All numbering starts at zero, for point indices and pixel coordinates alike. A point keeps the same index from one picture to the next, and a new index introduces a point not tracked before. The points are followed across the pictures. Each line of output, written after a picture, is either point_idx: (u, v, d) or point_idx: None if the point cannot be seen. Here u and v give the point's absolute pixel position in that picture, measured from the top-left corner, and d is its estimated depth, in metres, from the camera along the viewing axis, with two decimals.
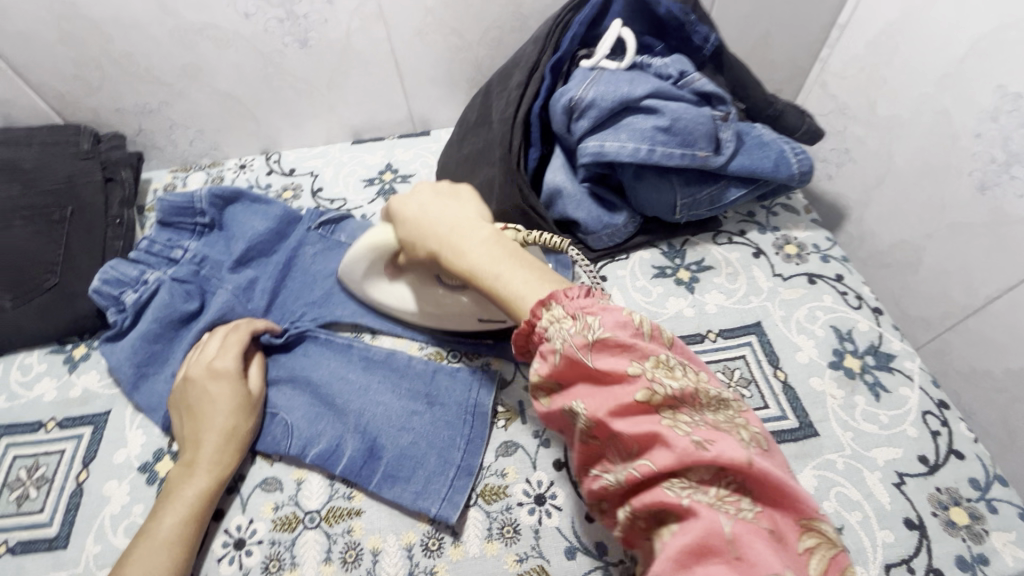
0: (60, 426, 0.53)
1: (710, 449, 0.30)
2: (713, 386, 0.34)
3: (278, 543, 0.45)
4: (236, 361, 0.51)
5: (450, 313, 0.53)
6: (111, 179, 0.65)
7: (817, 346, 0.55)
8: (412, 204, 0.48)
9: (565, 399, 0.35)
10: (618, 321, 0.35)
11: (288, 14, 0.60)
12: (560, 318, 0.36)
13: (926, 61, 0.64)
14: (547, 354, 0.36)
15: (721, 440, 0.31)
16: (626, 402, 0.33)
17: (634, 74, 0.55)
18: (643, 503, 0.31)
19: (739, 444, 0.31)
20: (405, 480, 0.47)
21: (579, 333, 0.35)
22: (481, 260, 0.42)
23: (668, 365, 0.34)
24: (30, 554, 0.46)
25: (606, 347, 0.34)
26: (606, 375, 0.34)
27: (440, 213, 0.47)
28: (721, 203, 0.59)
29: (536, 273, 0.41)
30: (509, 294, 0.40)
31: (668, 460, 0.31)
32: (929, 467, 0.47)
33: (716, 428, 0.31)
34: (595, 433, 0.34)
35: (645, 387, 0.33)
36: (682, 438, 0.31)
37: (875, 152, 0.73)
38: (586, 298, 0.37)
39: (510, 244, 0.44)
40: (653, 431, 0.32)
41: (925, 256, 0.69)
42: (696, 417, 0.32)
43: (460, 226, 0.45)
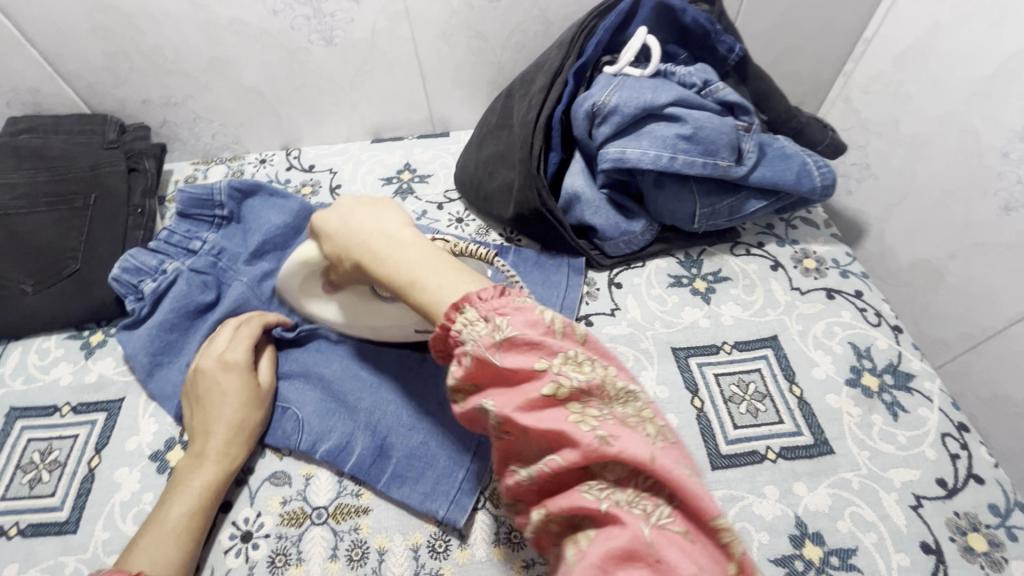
0: (74, 411, 0.53)
1: (615, 444, 0.29)
2: (621, 378, 0.32)
3: (284, 538, 0.45)
4: (247, 353, 0.51)
5: (384, 323, 0.51)
6: (134, 168, 0.65)
7: (834, 362, 0.54)
8: (334, 215, 0.44)
9: (477, 399, 0.34)
10: (529, 317, 0.33)
11: (315, 12, 0.61)
12: (473, 319, 0.34)
13: (952, 79, 0.63)
14: (460, 354, 0.34)
15: (627, 435, 0.30)
16: (535, 398, 0.32)
17: (658, 81, 0.55)
18: (561, 505, 0.31)
19: (644, 439, 0.30)
20: (414, 481, 0.47)
21: (488, 333, 0.33)
22: (401, 266, 0.39)
23: (577, 359, 0.32)
24: (40, 537, 0.46)
25: (514, 345, 0.32)
26: (516, 374, 0.32)
27: (361, 223, 0.43)
28: (741, 213, 0.59)
29: (458, 274, 0.38)
30: (426, 300, 0.37)
31: (576, 458, 0.30)
32: (947, 491, 0.46)
33: (624, 423, 0.30)
34: (506, 432, 0.33)
35: (552, 382, 0.31)
36: (588, 435, 0.30)
37: (897, 169, 0.72)
38: (498, 296, 0.35)
39: (433, 247, 0.40)
40: (560, 429, 0.30)
41: (946, 275, 0.68)
42: (604, 411, 0.31)
43: (380, 233, 0.42)
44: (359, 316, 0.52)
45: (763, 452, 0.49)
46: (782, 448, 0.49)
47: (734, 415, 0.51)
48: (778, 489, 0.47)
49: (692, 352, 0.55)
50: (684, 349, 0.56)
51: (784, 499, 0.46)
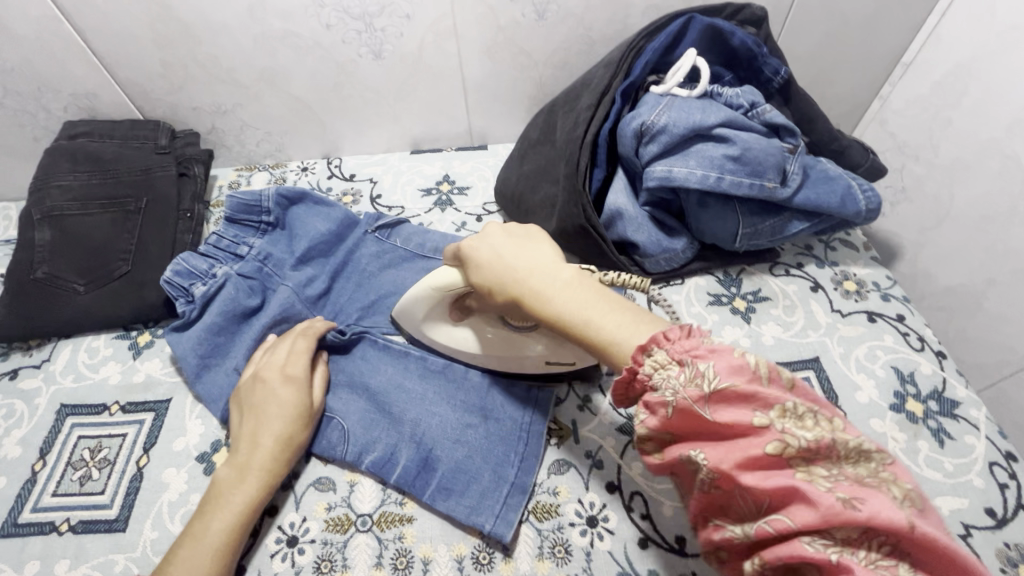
0: (123, 410, 0.54)
1: (862, 508, 0.26)
2: (852, 434, 0.29)
3: (330, 544, 0.46)
4: (307, 366, 0.52)
5: (508, 352, 0.52)
6: (184, 173, 0.67)
7: (877, 386, 0.54)
8: (484, 246, 0.44)
9: (681, 449, 0.33)
10: (732, 362, 0.31)
11: (367, 27, 0.62)
12: (665, 364, 0.33)
13: (994, 106, 0.64)
14: (656, 405, 0.33)
15: (871, 497, 0.27)
16: (757, 457, 0.30)
17: (706, 103, 0.55)
18: (777, 557, 0.29)
19: (894, 502, 0.27)
20: (459, 494, 0.47)
21: (692, 384, 0.32)
22: (570, 304, 0.39)
23: (797, 413, 0.30)
24: (91, 534, 0.47)
25: (725, 398, 0.31)
26: (729, 428, 0.31)
27: (515, 256, 0.42)
28: (782, 234, 0.59)
29: (633, 316, 0.38)
30: (606, 341, 0.37)
31: (811, 520, 0.27)
32: (996, 521, 0.46)
33: (863, 484, 0.28)
34: (718, 486, 0.31)
35: (775, 440, 0.29)
36: (827, 496, 0.27)
37: (935, 193, 0.72)
38: (687, 338, 0.33)
39: (596, 285, 0.40)
40: (790, 486, 0.28)
41: (985, 301, 0.68)
42: (834, 471, 0.28)
43: (542, 270, 0.41)
44: (484, 342, 0.53)
45: None
46: None
47: None
48: None
49: None
50: None
51: None
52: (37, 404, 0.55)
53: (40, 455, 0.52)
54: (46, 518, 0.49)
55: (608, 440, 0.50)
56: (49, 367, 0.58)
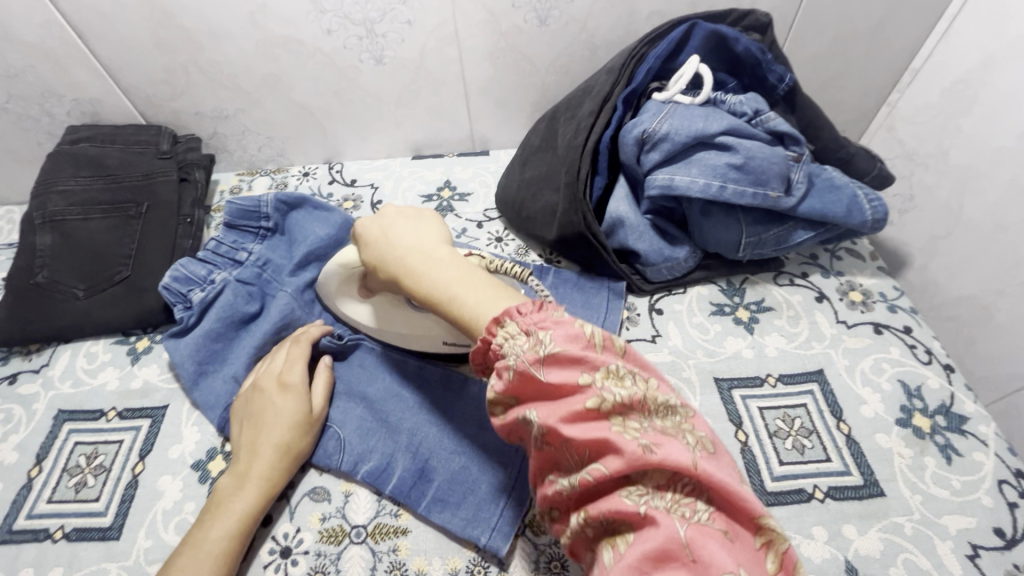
0: (120, 416, 0.54)
1: (658, 452, 0.31)
2: (658, 392, 0.34)
3: (323, 555, 0.45)
4: (303, 375, 0.52)
5: (414, 332, 0.54)
6: (185, 179, 0.66)
7: (883, 401, 0.53)
8: (375, 224, 0.48)
9: (519, 410, 0.35)
10: (570, 332, 0.35)
11: (368, 33, 0.62)
12: (516, 335, 0.36)
13: (1006, 114, 0.62)
14: (500, 370, 0.36)
15: (667, 443, 0.31)
16: (578, 412, 0.33)
17: (708, 110, 0.55)
18: (600, 510, 0.32)
19: (686, 447, 0.31)
20: (455, 506, 0.46)
21: (532, 350, 0.34)
22: (438, 283, 0.42)
23: (618, 373, 0.34)
24: (85, 541, 0.47)
25: (560, 361, 0.34)
26: (559, 388, 0.34)
27: (400, 237, 0.46)
28: (787, 243, 0.58)
29: (491, 291, 0.41)
30: (464, 314, 0.40)
31: (620, 467, 0.31)
32: (1006, 541, 0.45)
33: (663, 432, 0.32)
34: (546, 443, 0.34)
35: (595, 396, 0.33)
36: (632, 443, 0.31)
37: (945, 201, 0.71)
38: (538, 311, 0.37)
39: (470, 265, 0.43)
40: (605, 438, 0.32)
41: (995, 312, 0.66)
42: (643, 423, 0.33)
43: (417, 249, 0.45)
44: (392, 323, 0.54)
45: (810, 490, 0.48)
46: (830, 487, 0.48)
47: (780, 450, 0.50)
48: (827, 531, 0.45)
49: (736, 384, 0.54)
50: (727, 380, 0.55)
51: (832, 542, 0.45)
52: (35, 409, 0.55)
53: (37, 461, 0.52)
54: (42, 524, 0.48)
55: None
56: (48, 372, 0.58)
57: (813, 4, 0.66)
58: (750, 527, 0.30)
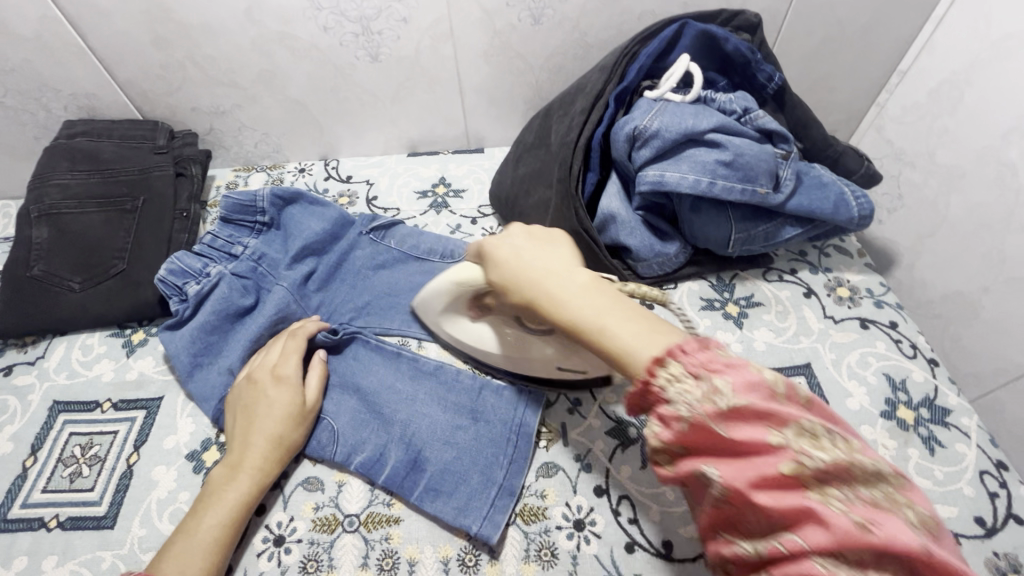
0: (115, 407, 0.54)
1: (874, 531, 0.26)
2: (863, 454, 0.29)
3: (316, 544, 0.46)
4: (298, 367, 0.52)
5: (525, 354, 0.51)
6: (181, 173, 0.67)
7: (868, 393, 0.54)
8: (506, 246, 0.43)
9: (691, 464, 0.31)
10: (749, 378, 0.30)
11: (364, 30, 0.62)
12: (678, 376, 0.32)
13: (989, 115, 0.64)
14: (667, 418, 0.32)
15: (882, 519, 0.27)
16: (772, 476, 0.29)
17: (699, 108, 0.56)
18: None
19: (907, 525, 0.27)
20: (447, 496, 0.47)
21: (706, 399, 0.30)
22: (586, 310, 0.37)
23: (814, 433, 0.29)
24: (79, 530, 0.47)
25: (744, 416, 0.29)
26: (744, 445, 0.29)
27: (534, 257, 0.41)
28: (776, 239, 0.59)
29: (648, 326, 0.36)
30: (618, 349, 0.35)
31: (825, 541, 0.27)
32: (986, 530, 0.46)
33: (875, 505, 0.27)
34: (727, 502, 0.30)
35: (793, 460, 0.28)
36: (841, 517, 0.27)
37: (931, 200, 0.72)
38: (703, 350, 0.32)
39: (617, 293, 0.39)
40: (805, 507, 0.28)
41: (980, 309, 0.67)
42: (848, 492, 0.28)
43: (557, 272, 0.40)
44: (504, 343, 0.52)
45: None
46: None
47: None
48: None
49: None
50: None
51: None
52: (30, 400, 0.56)
53: (31, 451, 0.52)
54: (36, 514, 0.49)
55: (596, 443, 0.50)
56: (43, 364, 0.58)
57: (803, 6, 0.67)
58: None
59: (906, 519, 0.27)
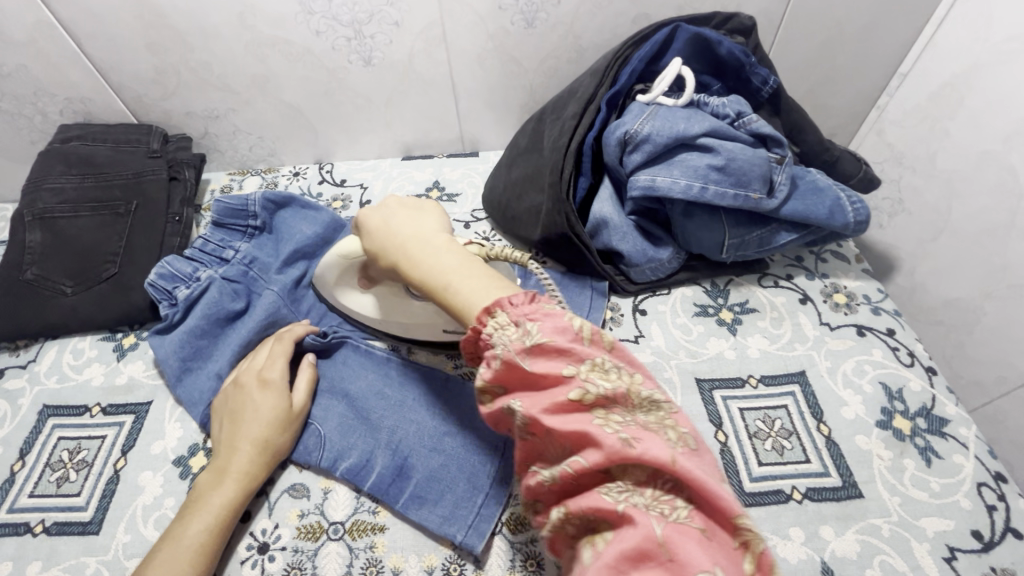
0: (104, 412, 0.54)
1: (637, 446, 0.31)
2: (643, 388, 0.34)
3: (300, 552, 0.45)
4: (284, 372, 0.52)
5: (415, 321, 0.55)
6: (175, 177, 0.67)
7: (864, 402, 0.53)
8: (377, 218, 0.48)
9: (506, 401, 0.35)
10: (558, 324, 0.35)
11: (357, 34, 0.62)
12: (504, 324, 0.36)
13: (991, 118, 0.62)
14: (489, 358, 0.36)
15: (648, 438, 0.31)
16: (562, 403, 0.33)
17: (691, 112, 0.55)
18: (580, 506, 0.32)
19: (668, 443, 0.31)
20: (432, 503, 0.46)
21: (519, 339, 0.35)
22: (435, 270, 0.42)
23: (602, 366, 0.34)
24: (64, 535, 0.47)
25: (544, 352, 0.34)
26: (545, 378, 0.34)
27: (402, 226, 0.47)
28: (771, 245, 0.58)
29: (487, 280, 0.41)
30: (457, 303, 0.40)
31: (599, 459, 0.31)
32: (983, 544, 0.45)
33: (645, 428, 0.32)
34: (531, 432, 0.34)
35: (578, 388, 0.33)
36: (611, 436, 0.31)
37: (932, 205, 0.71)
38: (529, 303, 0.36)
39: (470, 256, 0.43)
40: (585, 431, 0.32)
41: (982, 316, 0.66)
42: (627, 417, 0.33)
43: (418, 238, 0.45)
44: (390, 311, 0.56)
45: (788, 491, 0.48)
46: (809, 488, 0.48)
47: (759, 451, 0.50)
48: (804, 532, 0.45)
49: (717, 384, 0.54)
50: (709, 380, 0.55)
51: (809, 543, 0.45)
52: (20, 404, 0.56)
53: (19, 455, 0.52)
54: (22, 518, 0.49)
55: None
56: (34, 368, 0.58)
57: (801, 8, 0.66)
58: (735, 531, 0.30)
59: (672, 440, 0.32)
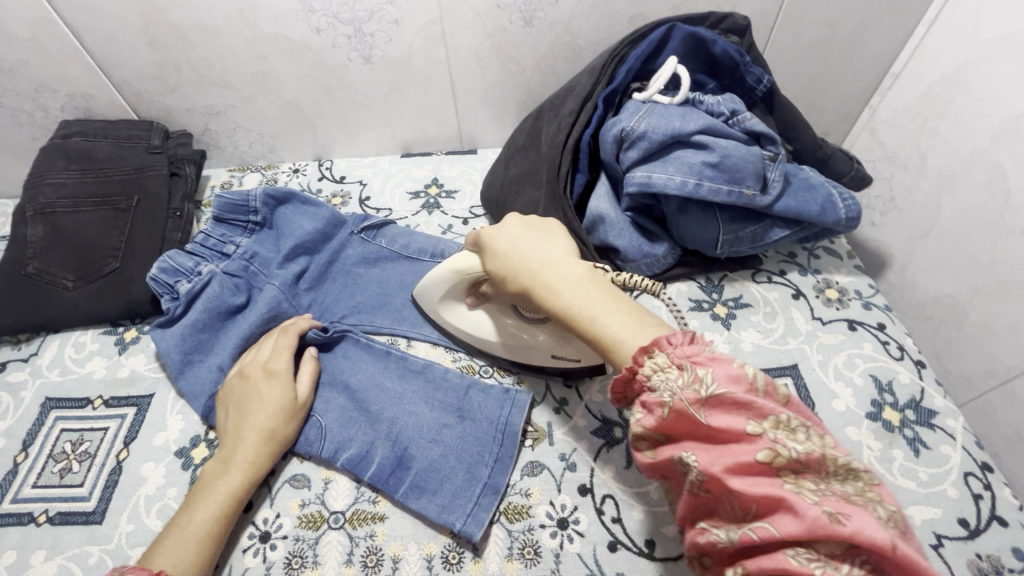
0: (106, 404, 0.55)
1: (847, 523, 0.27)
2: (841, 454, 0.31)
3: (301, 540, 0.46)
4: (288, 363, 0.53)
5: (522, 342, 0.54)
6: (176, 173, 0.68)
7: (854, 394, 0.54)
8: (504, 238, 0.47)
9: (673, 451, 0.34)
10: (732, 371, 0.33)
11: (356, 32, 0.63)
12: (665, 366, 0.35)
13: (979, 118, 0.64)
14: (653, 405, 0.35)
15: (857, 514, 0.28)
16: (746, 462, 0.31)
17: (686, 110, 0.56)
18: (761, 567, 0.29)
19: (879, 522, 0.28)
20: (432, 493, 0.47)
21: (690, 387, 0.33)
22: (578, 299, 0.41)
23: (789, 425, 0.31)
24: (67, 525, 0.48)
25: (722, 406, 0.32)
26: (722, 433, 0.32)
27: (532, 248, 0.45)
28: (763, 241, 0.59)
29: (636, 317, 0.40)
30: (606, 337, 0.39)
31: (794, 529, 0.28)
32: (969, 531, 0.46)
33: (847, 500, 0.29)
34: (706, 487, 0.33)
35: (768, 449, 0.31)
36: (813, 508, 0.28)
37: (922, 203, 0.72)
38: (690, 344, 0.35)
39: (608, 285, 0.42)
40: (779, 496, 0.29)
41: (970, 311, 0.67)
42: (822, 485, 0.30)
43: (554, 263, 0.44)
44: (499, 330, 0.55)
45: None
46: None
47: None
48: None
49: None
50: None
51: None
52: (22, 397, 0.56)
53: (22, 447, 0.53)
54: (26, 508, 0.49)
55: (582, 442, 0.51)
56: (36, 361, 0.59)
57: (794, 9, 0.67)
58: None
59: (878, 519, 0.29)
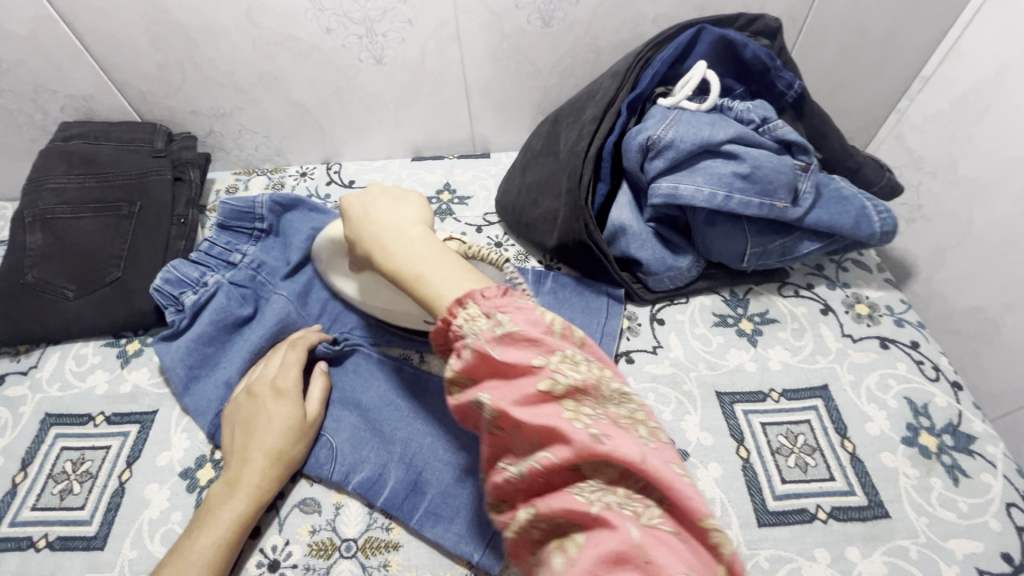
0: (108, 421, 0.53)
1: (607, 443, 0.29)
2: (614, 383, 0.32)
3: (312, 570, 0.44)
4: (297, 380, 0.50)
5: (396, 309, 0.54)
6: (180, 178, 0.65)
7: (889, 418, 0.51)
8: (357, 204, 0.48)
9: (472, 393, 0.33)
10: (530, 316, 0.33)
11: (368, 32, 0.60)
12: (474, 315, 0.34)
13: (1018, 125, 0.61)
14: (458, 349, 0.34)
15: (618, 435, 0.30)
16: (531, 394, 0.31)
17: (715, 117, 0.53)
18: (549, 508, 0.30)
19: (636, 440, 0.30)
20: (448, 521, 0.45)
21: (488, 328, 0.33)
22: (406, 259, 0.41)
23: (574, 359, 0.32)
24: (68, 551, 0.46)
25: (514, 341, 0.32)
26: (513, 367, 0.32)
27: (380, 215, 0.47)
28: (793, 254, 0.57)
29: (460, 270, 0.39)
30: (428, 295, 0.38)
31: (568, 455, 0.29)
32: (1014, 567, 0.43)
33: (615, 425, 0.31)
34: (499, 427, 0.32)
35: (548, 378, 0.31)
36: (581, 432, 0.30)
37: (953, 212, 0.69)
38: (501, 296, 0.35)
39: (441, 246, 0.42)
40: (555, 426, 0.30)
41: (1002, 326, 0.65)
42: (597, 412, 0.31)
43: (392, 228, 0.45)
44: (375, 300, 0.54)
45: (813, 510, 0.46)
46: (834, 507, 0.47)
47: (782, 468, 0.49)
48: (829, 553, 0.44)
49: (738, 398, 0.53)
50: (729, 394, 0.53)
51: (835, 565, 0.44)
52: (22, 412, 0.54)
53: (22, 466, 0.51)
54: (26, 532, 0.47)
55: None
56: (36, 374, 0.57)
57: (825, 9, 0.64)
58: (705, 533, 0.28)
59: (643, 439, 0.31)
